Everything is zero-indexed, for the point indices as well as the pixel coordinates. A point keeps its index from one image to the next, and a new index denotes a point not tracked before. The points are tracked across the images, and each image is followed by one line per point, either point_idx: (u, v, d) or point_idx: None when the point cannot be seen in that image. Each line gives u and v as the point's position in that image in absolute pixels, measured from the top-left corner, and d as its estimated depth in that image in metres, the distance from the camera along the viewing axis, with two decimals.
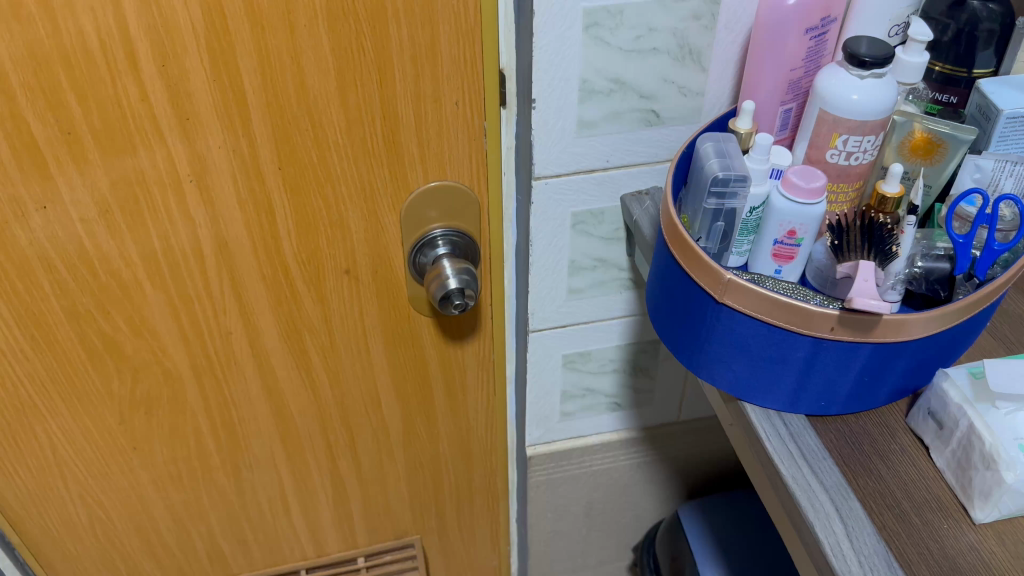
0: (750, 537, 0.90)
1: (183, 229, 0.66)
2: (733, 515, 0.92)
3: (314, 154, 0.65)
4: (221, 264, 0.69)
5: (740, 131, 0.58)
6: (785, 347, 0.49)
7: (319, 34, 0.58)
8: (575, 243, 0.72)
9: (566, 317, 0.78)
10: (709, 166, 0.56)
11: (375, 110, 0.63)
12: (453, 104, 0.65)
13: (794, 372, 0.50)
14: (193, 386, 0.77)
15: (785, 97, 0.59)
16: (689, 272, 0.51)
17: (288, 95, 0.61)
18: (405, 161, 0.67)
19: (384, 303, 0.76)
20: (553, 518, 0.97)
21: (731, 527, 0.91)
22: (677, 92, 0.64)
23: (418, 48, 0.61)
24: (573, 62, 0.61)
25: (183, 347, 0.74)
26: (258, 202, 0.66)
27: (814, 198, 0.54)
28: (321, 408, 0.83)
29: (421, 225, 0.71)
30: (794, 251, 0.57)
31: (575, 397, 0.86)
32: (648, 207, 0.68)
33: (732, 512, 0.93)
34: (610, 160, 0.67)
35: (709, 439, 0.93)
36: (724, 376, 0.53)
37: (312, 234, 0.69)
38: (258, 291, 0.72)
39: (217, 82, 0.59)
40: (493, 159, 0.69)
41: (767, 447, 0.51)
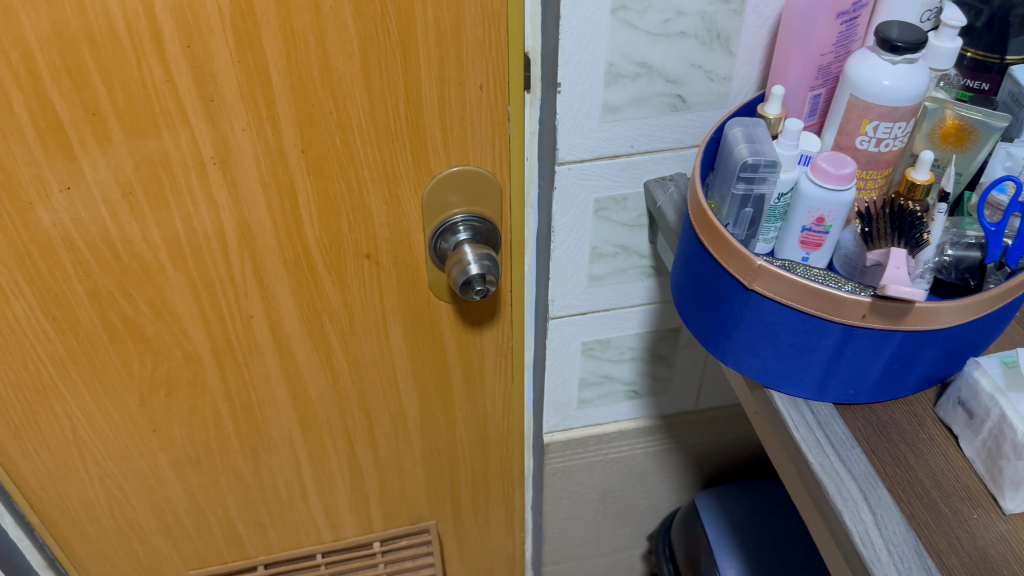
0: (768, 526, 0.90)
1: (206, 212, 0.66)
2: (750, 504, 0.92)
3: (338, 138, 0.64)
4: (243, 248, 0.69)
5: (768, 117, 0.57)
6: (814, 334, 0.49)
7: (345, 15, 0.58)
8: (598, 229, 0.71)
9: (585, 303, 0.77)
10: (739, 151, 0.55)
11: (399, 93, 0.63)
12: (477, 87, 0.64)
13: (823, 360, 0.50)
14: (213, 369, 0.77)
15: (814, 82, 0.58)
16: (717, 258, 0.51)
17: (313, 77, 0.61)
18: (428, 146, 0.67)
19: (405, 288, 0.76)
20: (568, 506, 0.97)
21: (748, 516, 0.91)
22: (703, 77, 0.63)
23: (443, 31, 0.60)
24: (600, 46, 0.60)
25: (204, 330, 0.74)
26: (281, 185, 0.66)
27: (843, 184, 0.55)
28: (340, 392, 0.83)
29: (442, 211, 0.71)
30: (822, 239, 0.57)
31: (592, 384, 0.84)
32: (672, 193, 0.67)
33: (749, 501, 0.93)
34: (634, 146, 0.66)
35: (726, 428, 0.93)
36: (751, 363, 0.53)
37: (334, 217, 0.69)
38: (280, 274, 0.72)
39: (243, 64, 0.59)
40: (516, 143, 0.69)
41: (795, 435, 0.50)
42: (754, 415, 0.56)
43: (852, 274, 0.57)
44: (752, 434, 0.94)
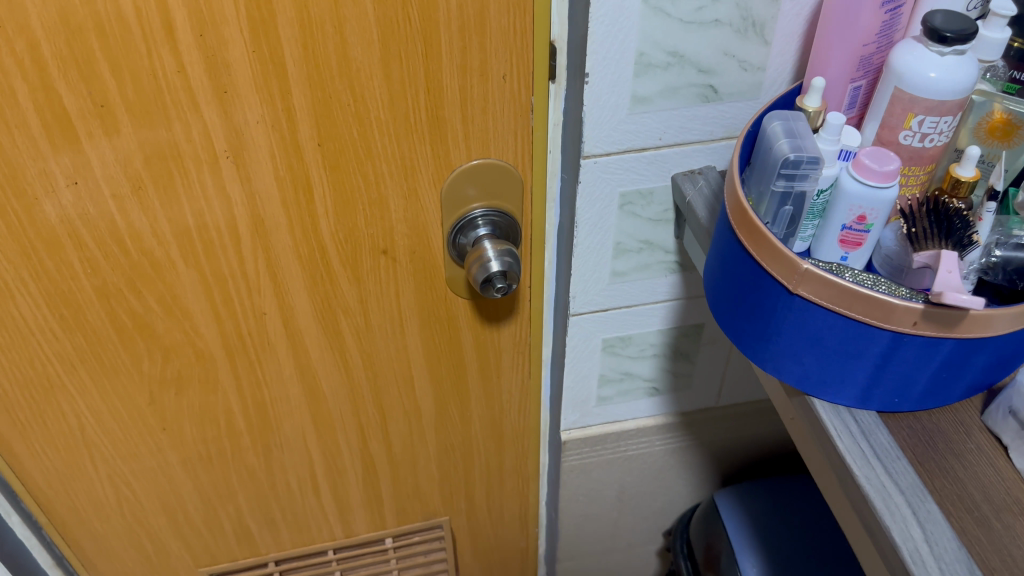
0: (790, 526, 0.88)
1: (218, 206, 0.64)
2: (773, 505, 0.91)
3: (355, 131, 0.62)
4: (257, 243, 0.67)
5: (807, 110, 0.55)
6: (861, 341, 0.47)
7: (365, 2, 0.55)
8: (622, 224, 0.69)
9: (608, 300, 0.75)
10: (780, 147, 0.52)
11: (419, 84, 0.60)
12: (501, 77, 0.62)
13: (868, 367, 0.48)
14: (225, 366, 0.75)
15: (855, 73, 0.56)
16: (758, 260, 0.49)
17: (330, 67, 0.58)
18: (448, 139, 0.64)
19: (422, 283, 0.73)
20: (584, 503, 0.95)
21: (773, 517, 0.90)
22: (737, 67, 0.61)
23: (466, 19, 0.58)
24: (630, 34, 0.57)
25: (215, 327, 0.72)
26: (296, 178, 0.64)
27: (886, 182, 0.53)
28: (354, 390, 0.81)
29: (461, 205, 0.68)
30: (862, 237, 0.55)
31: (612, 381, 0.82)
32: (702, 188, 0.65)
33: (773, 501, 0.91)
34: (662, 138, 0.64)
35: (748, 425, 0.91)
36: (792, 370, 0.50)
37: (350, 212, 0.67)
38: (294, 270, 0.69)
39: (258, 53, 0.56)
40: (539, 136, 0.66)
41: (838, 445, 0.48)
42: (791, 422, 0.54)
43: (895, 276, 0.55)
44: (774, 430, 0.92)
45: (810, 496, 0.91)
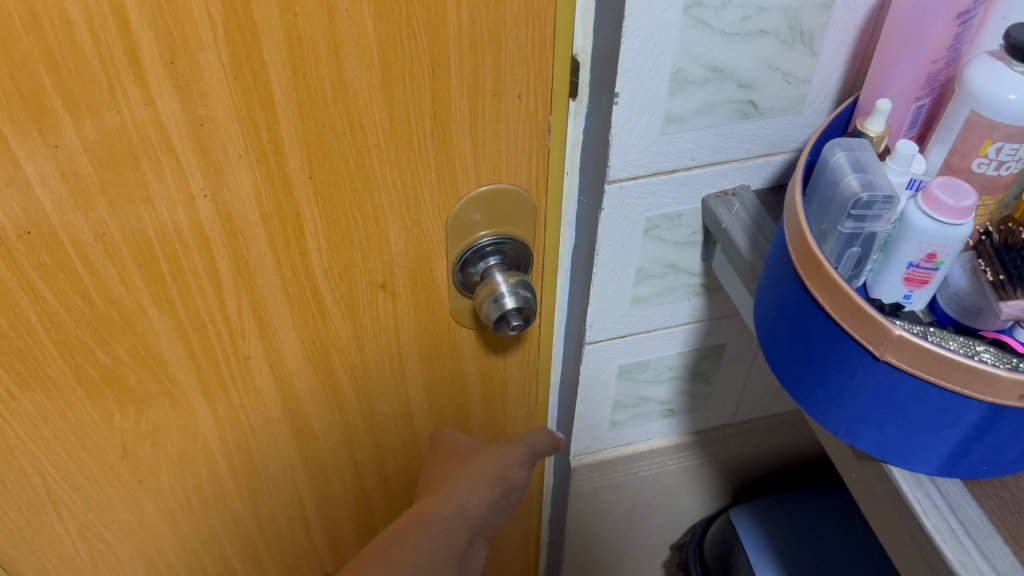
0: (811, 543, 0.84)
1: (195, 249, 0.56)
2: (793, 527, 0.85)
3: (352, 161, 0.54)
4: (240, 284, 0.59)
5: (870, 135, 0.49)
6: (955, 412, 0.42)
7: (364, 19, 0.48)
8: (647, 249, 0.63)
9: (626, 327, 0.69)
10: (849, 185, 0.46)
11: (425, 107, 0.53)
12: (516, 97, 0.54)
13: (959, 438, 0.43)
14: (206, 413, 0.67)
15: (920, 92, 0.49)
16: (837, 320, 0.43)
17: (323, 92, 0.50)
18: (455, 165, 0.57)
19: (424, 317, 0.67)
20: (592, 525, 0.90)
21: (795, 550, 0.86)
22: (780, 80, 0.54)
23: (479, 34, 0.50)
24: (666, 49, 0.51)
25: (195, 374, 0.64)
26: (283, 215, 0.56)
27: (962, 219, 0.47)
28: (348, 427, 0.74)
29: (467, 234, 0.62)
30: (929, 276, 0.50)
31: (627, 406, 0.77)
32: (738, 211, 0.59)
33: (792, 517, 0.86)
34: (695, 159, 0.57)
35: (763, 440, 0.86)
36: (869, 438, 0.45)
37: (346, 247, 0.59)
38: (282, 310, 0.62)
39: (239, 80, 0.48)
40: (556, 157, 0.59)
41: (926, 525, 0.43)
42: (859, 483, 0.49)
43: (963, 318, 0.50)
44: (788, 444, 0.88)
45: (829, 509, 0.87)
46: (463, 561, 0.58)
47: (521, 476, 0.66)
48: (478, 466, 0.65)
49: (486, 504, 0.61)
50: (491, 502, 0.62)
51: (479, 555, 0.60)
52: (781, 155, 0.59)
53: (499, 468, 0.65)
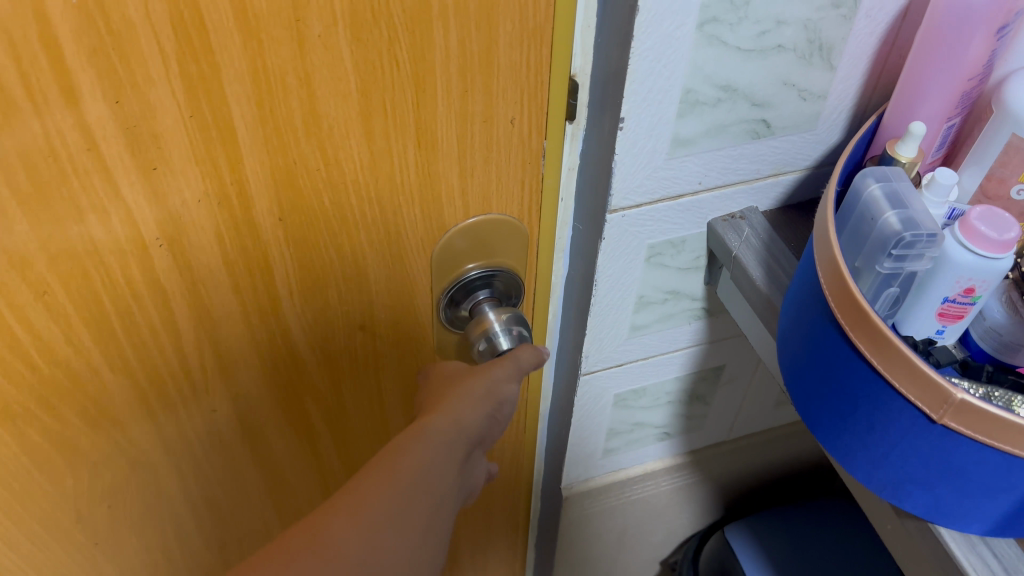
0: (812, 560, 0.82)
1: (150, 302, 0.49)
2: (795, 547, 0.83)
3: (326, 198, 0.49)
4: (202, 335, 0.53)
5: (901, 161, 0.45)
6: (1018, 477, 0.38)
7: (339, 44, 0.41)
8: (647, 276, 0.58)
9: (623, 356, 0.64)
10: (888, 223, 0.41)
11: (408, 137, 0.47)
12: (508, 122, 0.49)
13: (1019, 501, 0.39)
14: (168, 470, 0.61)
15: (952, 112, 0.46)
16: (887, 378, 0.39)
17: (294, 126, 0.44)
18: (441, 197, 0.51)
19: (405, 355, 0.61)
20: (581, 548, 0.86)
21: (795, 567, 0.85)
22: (796, 97, 0.50)
23: (469, 56, 0.44)
24: (677, 69, 0.45)
25: (154, 430, 0.58)
26: (250, 259, 0.50)
27: (1005, 252, 0.44)
28: (323, 466, 0.69)
29: (453, 267, 0.56)
30: (964, 310, 0.46)
31: (621, 433, 0.73)
32: (748, 236, 0.55)
33: (792, 536, 0.84)
34: (702, 182, 0.53)
35: (757, 454, 0.83)
36: (918, 499, 0.41)
37: (320, 288, 0.54)
38: (250, 358, 0.56)
39: (197, 118, 0.42)
40: (550, 184, 0.54)
41: None
42: (896, 536, 0.46)
43: (999, 353, 0.47)
44: (781, 456, 0.85)
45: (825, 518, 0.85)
46: (463, 477, 0.49)
47: (514, 390, 0.51)
48: (464, 383, 0.51)
49: (481, 424, 0.50)
50: (485, 423, 0.50)
51: (480, 466, 0.53)
52: (792, 173, 0.55)
53: (488, 389, 0.50)
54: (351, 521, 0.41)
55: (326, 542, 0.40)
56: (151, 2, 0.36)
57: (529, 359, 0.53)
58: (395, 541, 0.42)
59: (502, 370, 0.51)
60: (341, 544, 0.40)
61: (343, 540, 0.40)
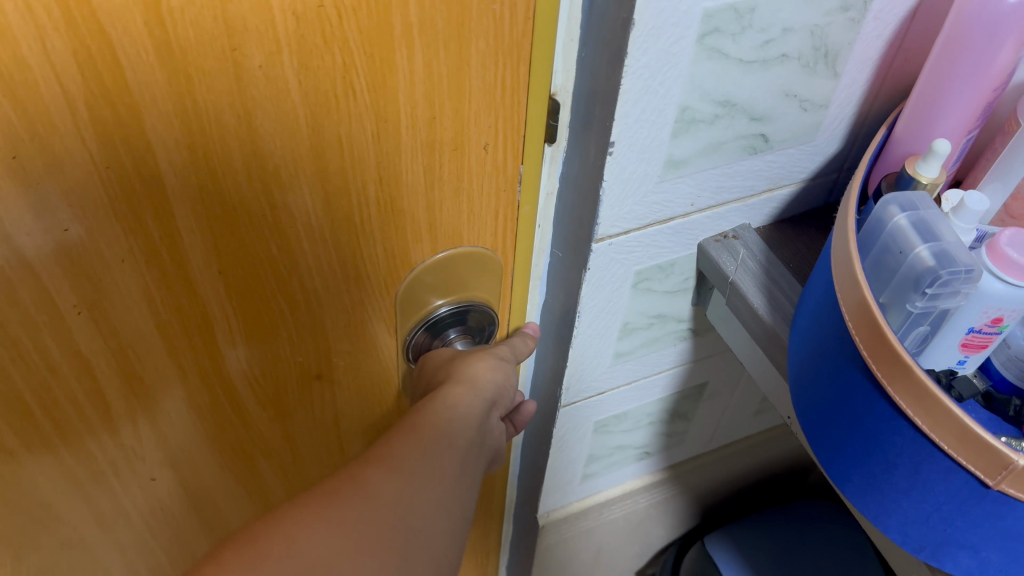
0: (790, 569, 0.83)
1: (71, 376, 0.42)
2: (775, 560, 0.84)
3: (275, 247, 0.42)
4: (134, 404, 0.46)
5: (922, 182, 0.40)
6: None
7: (284, 74, 0.34)
8: (634, 302, 0.54)
9: (606, 385, 0.60)
10: (919, 258, 0.37)
11: (368, 172, 0.40)
12: (481, 149, 0.42)
13: None
14: (104, 542, 0.55)
15: (973, 124, 0.42)
16: (932, 438, 0.34)
17: (233, 171, 0.37)
18: (406, 234, 0.45)
19: (367, 398, 0.56)
20: (558, 571, 0.82)
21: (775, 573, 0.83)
22: (797, 109, 0.45)
23: (437, 80, 0.38)
24: (675, 86, 0.40)
25: (85, 505, 0.51)
26: (187, 318, 0.43)
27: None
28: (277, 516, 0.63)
29: (421, 306, 0.50)
30: (988, 339, 0.41)
31: (601, 457, 0.69)
32: (744, 258, 0.51)
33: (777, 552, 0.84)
34: (695, 203, 0.48)
35: (734, 462, 0.81)
36: (960, 560, 0.38)
37: (271, 340, 0.47)
38: (191, 421, 0.49)
39: (115, 168, 0.34)
40: (527, 212, 0.48)
41: None
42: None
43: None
44: (757, 461, 0.84)
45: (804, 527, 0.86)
46: (483, 437, 0.47)
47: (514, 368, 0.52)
48: (471, 353, 0.50)
49: (497, 391, 0.49)
50: (499, 389, 0.49)
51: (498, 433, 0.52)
52: (787, 187, 0.51)
53: (499, 362, 0.50)
54: (385, 470, 0.39)
55: (363, 488, 0.37)
56: (48, 37, 0.29)
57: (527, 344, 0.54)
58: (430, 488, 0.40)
59: (502, 350, 0.52)
60: (379, 489, 0.38)
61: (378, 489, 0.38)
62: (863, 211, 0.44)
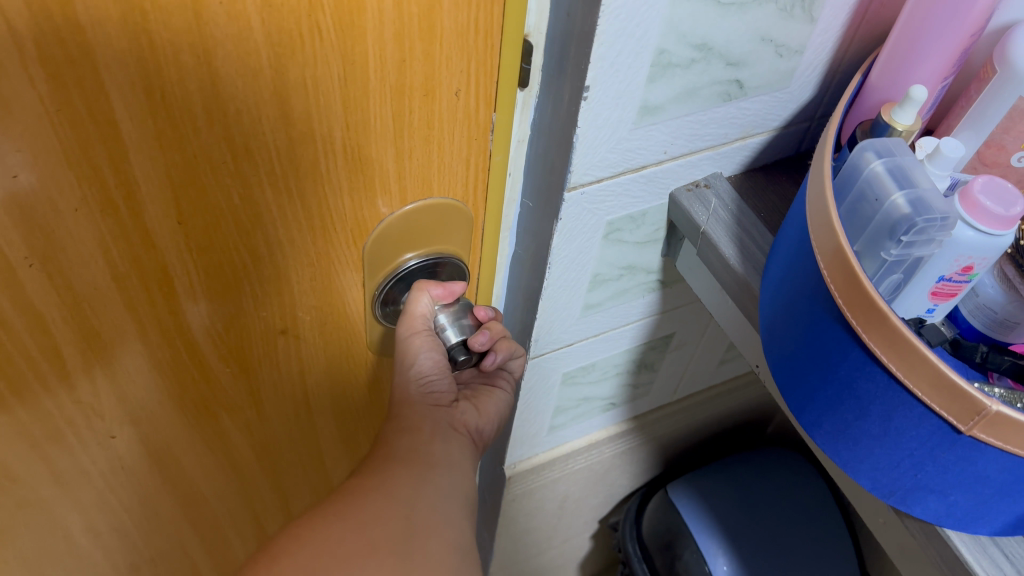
0: (755, 523, 0.85)
1: (24, 331, 0.40)
2: (743, 509, 0.86)
3: (238, 198, 0.40)
4: (91, 360, 0.44)
5: (898, 129, 0.40)
6: None
7: (246, 12, 0.32)
8: (604, 254, 0.53)
9: (574, 335, 0.60)
10: (896, 205, 0.37)
11: (336, 120, 0.38)
12: (452, 95, 0.41)
13: None
14: (62, 502, 0.53)
15: (949, 71, 0.41)
16: (907, 385, 0.34)
17: (194, 120, 0.35)
18: (374, 186, 0.43)
19: (335, 354, 0.55)
20: (524, 521, 0.83)
21: (739, 521, 0.85)
22: (773, 54, 0.44)
23: (408, 20, 0.35)
24: (651, 27, 0.39)
25: (43, 464, 0.49)
26: (146, 272, 0.41)
27: (1008, 229, 0.38)
28: (242, 472, 0.62)
29: (389, 260, 0.49)
30: (959, 288, 0.41)
31: (568, 409, 0.70)
32: (715, 207, 0.50)
33: (740, 502, 0.86)
34: (668, 150, 0.47)
35: (697, 411, 0.82)
36: (930, 505, 0.39)
37: (233, 295, 0.46)
38: (152, 378, 0.48)
39: (67, 112, 0.32)
40: (498, 162, 0.47)
41: None
42: (882, 523, 0.45)
43: (992, 331, 0.42)
44: (719, 410, 0.85)
45: (765, 481, 0.88)
46: (443, 429, 0.52)
47: (421, 344, 0.51)
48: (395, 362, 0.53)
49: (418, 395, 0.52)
50: (425, 386, 0.52)
51: (486, 402, 0.58)
52: (759, 136, 0.51)
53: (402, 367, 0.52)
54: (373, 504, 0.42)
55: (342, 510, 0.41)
56: None
57: (427, 299, 0.50)
58: (392, 485, 0.44)
59: (406, 330, 0.51)
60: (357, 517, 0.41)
61: (355, 505, 0.42)
62: (837, 158, 0.44)
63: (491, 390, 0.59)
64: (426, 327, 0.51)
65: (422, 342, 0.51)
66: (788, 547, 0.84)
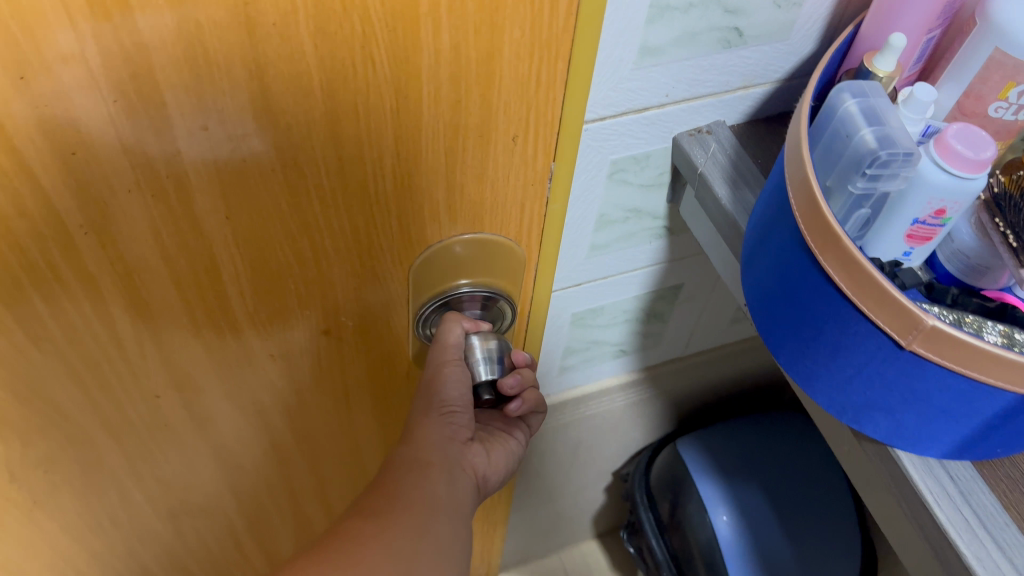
0: (750, 475, 0.90)
1: (77, 288, 0.43)
2: (741, 459, 0.91)
3: (285, 203, 0.43)
4: (139, 323, 0.47)
5: (879, 74, 0.43)
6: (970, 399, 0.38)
7: (299, 34, 0.34)
8: (608, 194, 0.56)
9: (579, 276, 0.63)
10: (863, 139, 0.40)
11: (385, 145, 0.42)
12: (509, 140, 0.44)
13: (973, 423, 0.40)
14: (107, 443, 0.57)
15: (934, 23, 0.44)
16: (857, 304, 0.38)
17: (246, 126, 0.38)
18: (424, 214, 0.47)
19: (377, 356, 0.60)
20: (537, 460, 0.88)
21: (737, 474, 0.90)
22: (771, 4, 0.47)
23: (464, 63, 0.38)
24: None
25: (92, 408, 0.53)
26: (193, 254, 0.44)
27: (979, 172, 0.41)
28: (276, 442, 0.66)
29: (443, 280, 0.53)
30: (932, 232, 0.44)
31: (579, 350, 0.73)
32: (715, 152, 0.53)
33: (742, 454, 0.91)
34: (670, 94, 0.50)
35: (707, 368, 0.86)
36: (879, 422, 0.42)
37: (276, 286, 0.49)
38: (193, 348, 0.51)
39: (123, 103, 0.35)
40: (554, 210, 0.51)
41: (938, 516, 0.42)
42: (847, 452, 0.49)
43: (965, 275, 0.45)
44: (730, 372, 0.89)
45: (764, 434, 0.92)
46: (454, 469, 0.54)
47: (451, 376, 0.54)
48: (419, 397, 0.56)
49: (440, 433, 0.54)
50: (447, 425, 0.54)
51: (497, 449, 0.60)
52: (762, 86, 0.53)
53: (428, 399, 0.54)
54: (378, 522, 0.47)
55: (351, 534, 0.46)
56: None
57: (459, 330, 0.54)
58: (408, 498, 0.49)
59: (439, 361, 0.54)
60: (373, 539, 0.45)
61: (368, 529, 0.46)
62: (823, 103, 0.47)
63: (506, 437, 0.62)
64: (456, 360, 0.54)
65: (450, 376, 0.54)
66: (777, 499, 0.89)
